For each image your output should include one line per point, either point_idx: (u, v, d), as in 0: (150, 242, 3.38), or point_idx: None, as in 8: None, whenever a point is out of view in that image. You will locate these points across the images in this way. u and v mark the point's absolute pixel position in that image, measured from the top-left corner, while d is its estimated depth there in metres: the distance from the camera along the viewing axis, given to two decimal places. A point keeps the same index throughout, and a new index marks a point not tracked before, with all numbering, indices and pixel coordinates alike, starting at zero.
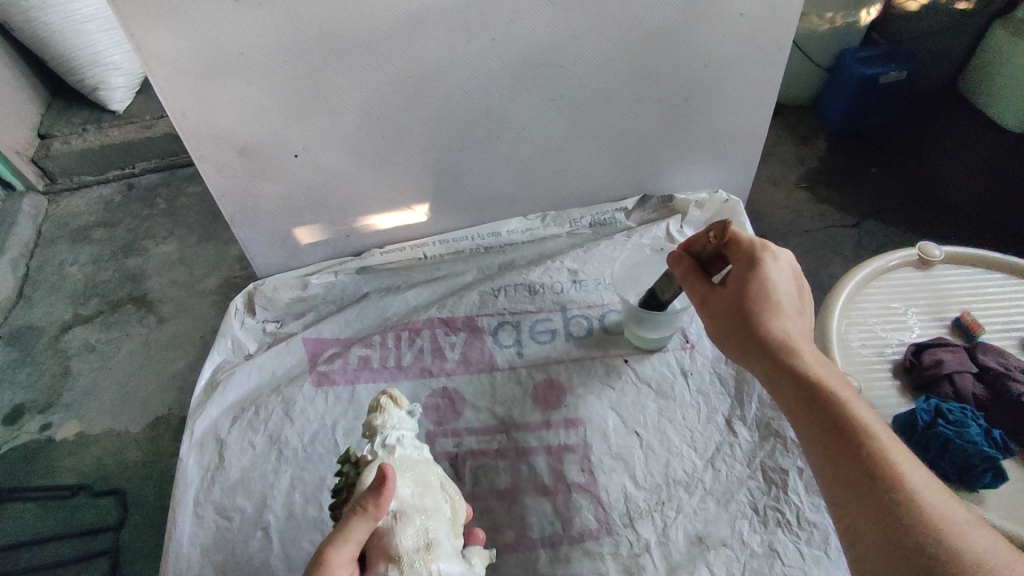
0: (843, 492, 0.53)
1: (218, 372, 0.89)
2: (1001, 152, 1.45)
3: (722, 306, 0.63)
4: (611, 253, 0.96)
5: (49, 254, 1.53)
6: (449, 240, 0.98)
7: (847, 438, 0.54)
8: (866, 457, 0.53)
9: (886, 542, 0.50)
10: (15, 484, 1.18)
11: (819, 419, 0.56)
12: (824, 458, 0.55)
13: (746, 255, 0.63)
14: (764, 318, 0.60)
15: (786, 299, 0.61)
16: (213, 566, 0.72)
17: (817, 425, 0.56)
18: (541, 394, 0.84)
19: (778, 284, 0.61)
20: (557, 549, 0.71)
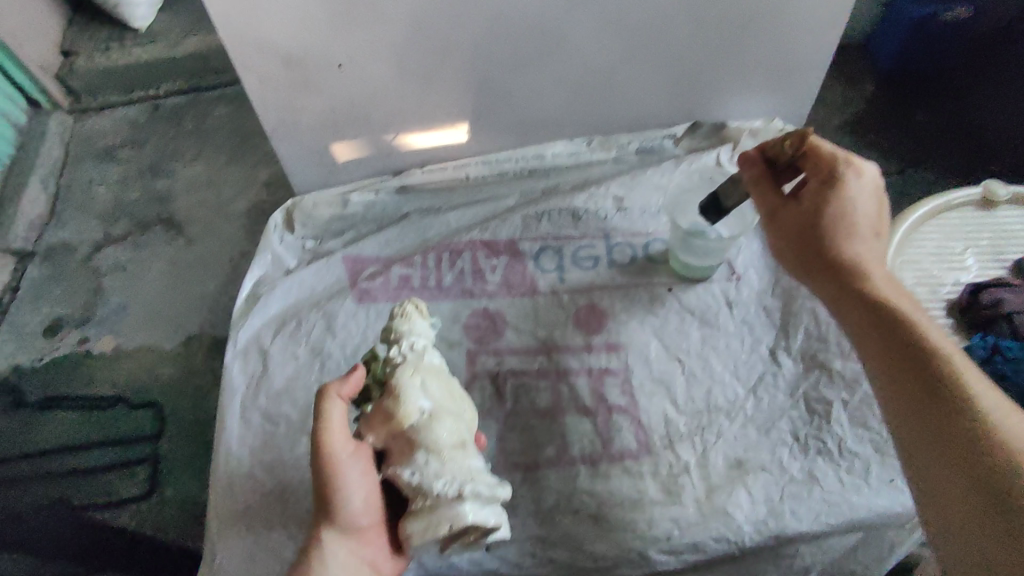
0: (894, 394, 0.55)
1: (259, 286, 0.89)
2: None
3: (792, 220, 0.64)
4: (659, 181, 0.93)
5: (77, 171, 1.51)
6: (493, 161, 0.95)
7: (912, 344, 0.55)
8: (923, 362, 0.54)
9: (931, 438, 0.51)
10: (51, 392, 1.22)
11: (877, 330, 0.57)
12: (882, 364, 0.56)
13: (828, 169, 0.63)
14: (835, 234, 0.62)
15: (861, 216, 0.62)
16: (262, 467, 0.75)
17: (873, 336, 0.57)
18: (583, 318, 0.83)
19: (855, 200, 0.62)
20: (596, 466, 0.72)
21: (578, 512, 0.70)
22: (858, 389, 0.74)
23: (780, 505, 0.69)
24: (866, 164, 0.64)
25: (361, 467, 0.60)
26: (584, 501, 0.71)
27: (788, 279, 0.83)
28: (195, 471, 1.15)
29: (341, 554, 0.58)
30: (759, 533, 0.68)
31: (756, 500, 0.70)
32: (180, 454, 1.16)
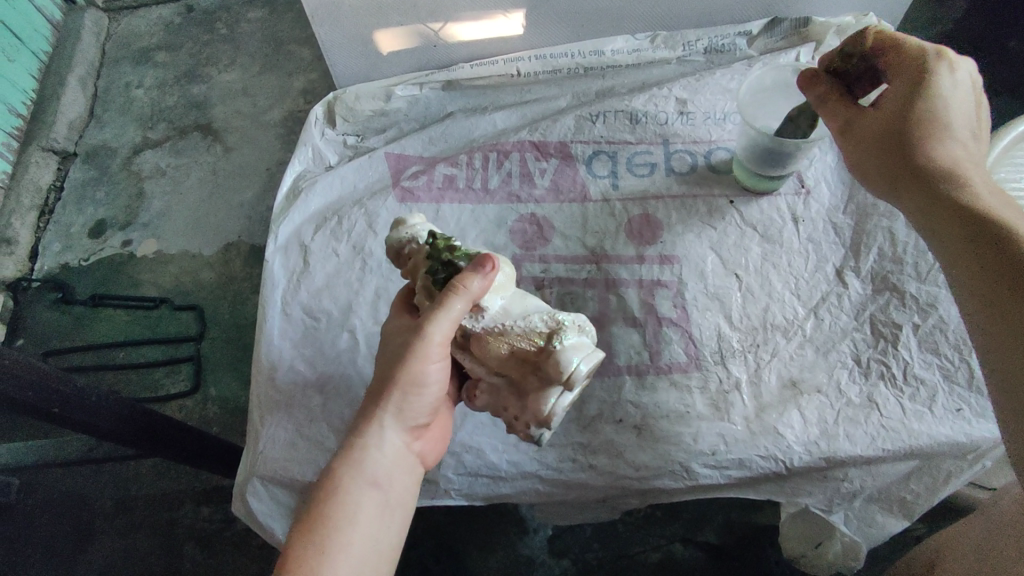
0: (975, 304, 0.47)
1: (299, 181, 0.86)
2: None
3: (874, 127, 0.58)
4: (727, 83, 0.85)
5: (114, 75, 1.49)
6: (546, 56, 0.87)
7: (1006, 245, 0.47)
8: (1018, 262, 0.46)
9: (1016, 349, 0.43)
10: (102, 291, 1.24)
11: (960, 227, 0.50)
12: (966, 272, 0.48)
13: (914, 65, 0.57)
14: (921, 128, 0.55)
15: (959, 120, 0.55)
16: (303, 359, 0.74)
17: (954, 230, 0.50)
18: (636, 229, 0.78)
19: (951, 102, 0.55)
20: (643, 377, 0.70)
21: (621, 421, 0.68)
22: (931, 313, 0.69)
23: (834, 428, 0.65)
24: (962, 60, 0.57)
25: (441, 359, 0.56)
26: (628, 411, 0.68)
27: (864, 196, 0.76)
28: (234, 372, 1.18)
29: (399, 441, 0.54)
30: (809, 454, 0.64)
31: (809, 422, 0.66)
32: (221, 355, 1.19)
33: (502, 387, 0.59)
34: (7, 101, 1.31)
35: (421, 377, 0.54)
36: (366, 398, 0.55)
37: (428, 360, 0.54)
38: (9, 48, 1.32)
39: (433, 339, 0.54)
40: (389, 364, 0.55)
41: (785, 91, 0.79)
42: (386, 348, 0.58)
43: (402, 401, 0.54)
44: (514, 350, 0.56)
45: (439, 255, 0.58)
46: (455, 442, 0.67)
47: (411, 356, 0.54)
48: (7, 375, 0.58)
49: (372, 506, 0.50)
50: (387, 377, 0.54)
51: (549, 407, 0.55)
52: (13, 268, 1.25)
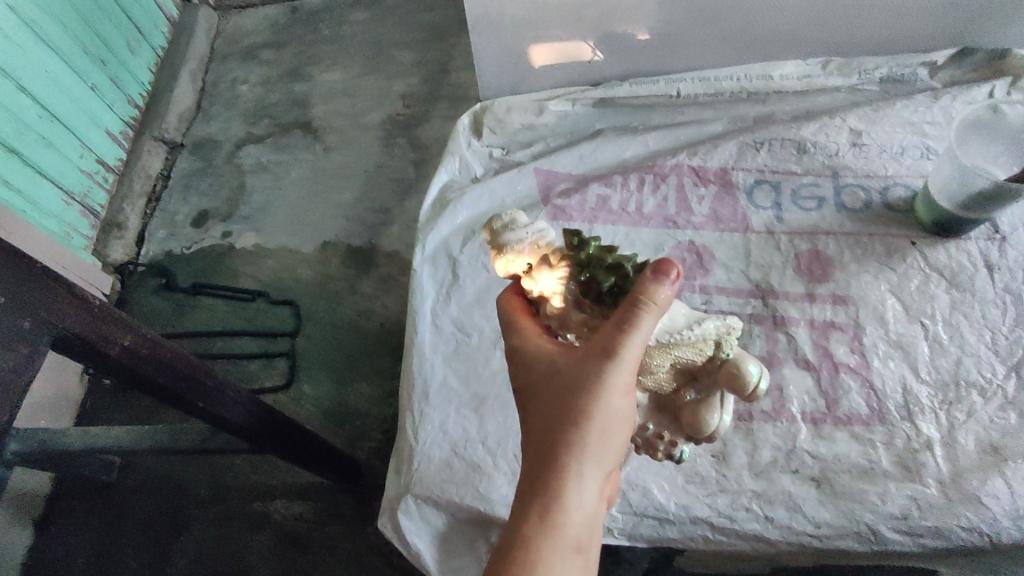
0: None
1: (446, 191, 0.85)
2: None
3: None
4: (907, 117, 0.79)
5: (222, 71, 1.54)
6: (710, 78, 0.84)
7: None
8: None
9: None
10: (203, 279, 1.26)
11: None
12: None
13: None
14: None
15: None
16: (456, 375, 0.72)
17: None
18: (805, 264, 0.74)
19: None
20: (819, 427, 0.65)
21: (798, 472, 0.63)
22: None
23: None
24: None
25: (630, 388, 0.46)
26: (804, 461, 0.64)
27: None
28: (334, 373, 1.13)
29: (598, 492, 0.46)
30: (1020, 530, 0.58)
31: (1016, 493, 0.59)
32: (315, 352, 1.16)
33: (651, 401, 0.53)
34: (126, 92, 1.35)
35: (611, 418, 0.45)
36: (545, 445, 0.45)
37: (617, 393, 0.45)
38: (132, 41, 1.37)
39: (623, 368, 0.44)
40: (564, 407, 0.45)
41: (982, 130, 0.75)
42: (543, 383, 0.48)
43: (599, 444, 0.45)
44: (676, 363, 0.49)
45: (595, 261, 0.46)
46: (621, 477, 0.64)
47: (597, 394, 0.44)
48: (166, 367, 0.60)
49: (574, 574, 0.43)
50: (572, 422, 0.45)
51: (715, 427, 0.49)
52: (122, 252, 1.29)
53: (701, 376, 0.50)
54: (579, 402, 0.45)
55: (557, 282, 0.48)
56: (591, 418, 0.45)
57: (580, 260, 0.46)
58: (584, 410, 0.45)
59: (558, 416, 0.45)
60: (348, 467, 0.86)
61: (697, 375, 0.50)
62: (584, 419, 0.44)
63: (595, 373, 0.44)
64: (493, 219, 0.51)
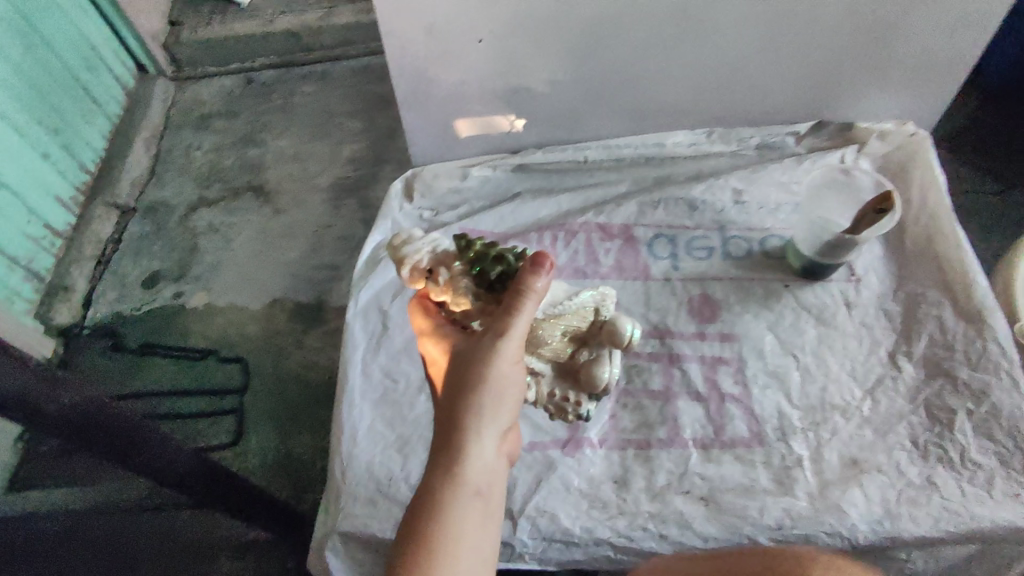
0: None
1: (379, 251, 0.93)
2: None
3: None
4: (780, 178, 0.92)
5: (176, 138, 1.59)
6: (612, 146, 0.96)
7: None
8: None
9: None
10: (152, 339, 1.28)
11: None
12: None
13: None
14: None
15: None
16: (382, 418, 0.79)
17: None
18: (696, 307, 0.84)
19: None
20: (708, 451, 0.74)
21: (689, 492, 0.71)
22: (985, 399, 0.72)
23: (896, 508, 0.68)
24: None
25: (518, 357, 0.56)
26: (694, 482, 0.72)
27: (913, 285, 0.82)
28: (272, 423, 1.18)
29: (496, 447, 0.55)
30: (874, 532, 0.67)
31: (872, 501, 0.69)
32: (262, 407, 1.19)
33: (554, 369, 0.64)
34: (81, 160, 1.41)
35: (505, 387, 0.55)
36: (451, 412, 0.55)
37: (506, 363, 0.54)
38: (88, 112, 1.45)
39: (509, 342, 0.54)
40: (464, 380, 0.54)
41: (840, 187, 0.90)
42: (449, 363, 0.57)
43: (493, 408, 0.55)
44: (566, 330, 0.61)
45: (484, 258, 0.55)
46: (531, 506, 0.71)
47: (492, 366, 0.54)
48: None
49: (476, 515, 0.52)
50: (472, 391, 0.54)
51: (607, 377, 0.61)
52: (68, 315, 1.31)
53: (588, 339, 0.63)
54: (476, 373, 0.54)
55: (458, 286, 0.55)
56: (485, 385, 0.54)
57: (471, 259, 0.56)
58: (479, 379, 0.54)
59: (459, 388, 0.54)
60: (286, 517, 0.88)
61: (585, 338, 0.63)
62: (481, 387, 0.54)
63: (488, 351, 0.54)
64: (394, 238, 0.58)
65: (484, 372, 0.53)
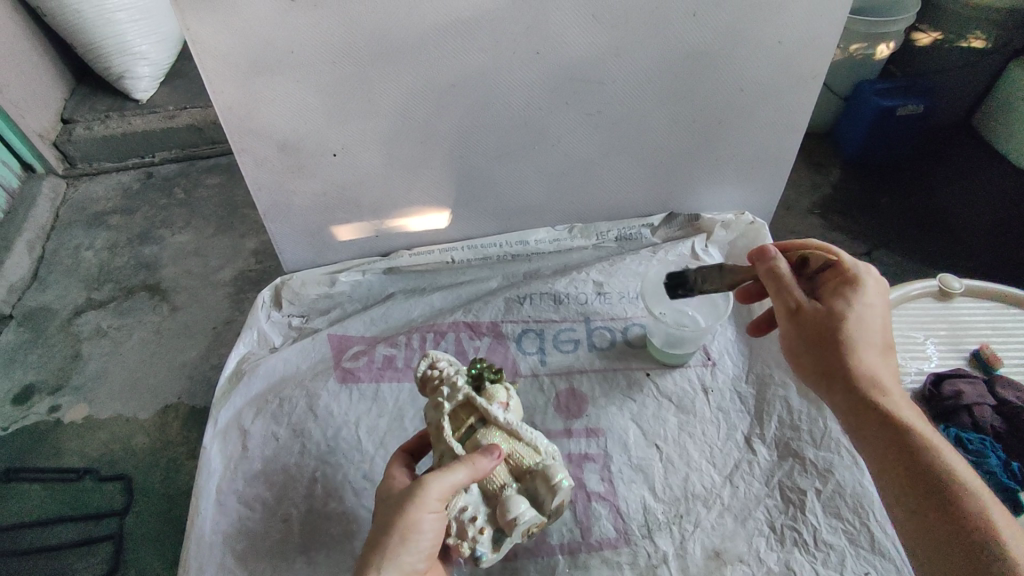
0: None
1: (243, 363, 0.90)
2: (1002, 198, 1.41)
3: None
4: (636, 268, 0.97)
5: (65, 238, 1.49)
6: (478, 245, 0.99)
7: None
8: None
9: None
10: (21, 462, 1.13)
11: None
12: None
13: None
14: None
15: None
16: (235, 552, 0.75)
17: None
18: (563, 403, 0.85)
19: None
20: (575, 556, 0.73)
21: None
22: (830, 478, 0.76)
23: None
24: None
25: (437, 511, 0.61)
26: None
27: (760, 366, 0.87)
28: (164, 542, 1.05)
29: None
30: None
31: None
32: (147, 528, 1.06)
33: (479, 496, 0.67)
34: None
35: (416, 525, 0.59)
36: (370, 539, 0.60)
37: (425, 511, 0.60)
38: None
39: (431, 494, 0.60)
40: (388, 515, 0.60)
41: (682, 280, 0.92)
42: (387, 495, 0.64)
43: (401, 551, 0.59)
44: (513, 456, 0.67)
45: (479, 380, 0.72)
46: None
47: (411, 505, 0.59)
48: None
49: None
50: (387, 528, 0.59)
51: (518, 508, 0.63)
52: None
53: (523, 477, 0.67)
54: (396, 515, 0.59)
55: (453, 395, 0.68)
56: (400, 529, 0.59)
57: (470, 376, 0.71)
58: (395, 522, 0.59)
59: (384, 518, 0.61)
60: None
61: (521, 476, 0.67)
62: (396, 523, 0.59)
63: (412, 489, 0.60)
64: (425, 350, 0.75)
65: (400, 512, 0.59)
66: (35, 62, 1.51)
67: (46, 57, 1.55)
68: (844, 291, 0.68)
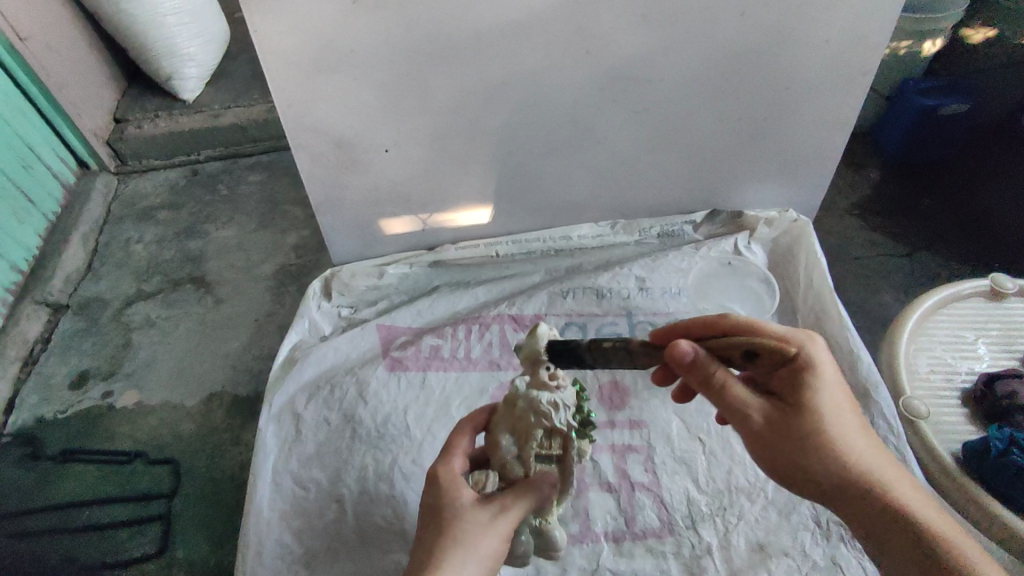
0: None
1: (295, 351, 0.94)
2: None
3: None
4: (679, 264, 0.98)
5: (116, 232, 1.55)
6: (521, 240, 1.01)
7: None
8: None
9: None
10: (76, 444, 1.18)
11: None
12: None
13: None
14: None
15: None
16: (290, 530, 0.78)
17: None
18: (606, 395, 0.86)
19: None
20: (619, 544, 0.75)
21: None
22: None
23: None
24: None
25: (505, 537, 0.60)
26: None
27: None
28: (211, 523, 1.09)
29: None
30: None
31: None
32: (196, 510, 1.10)
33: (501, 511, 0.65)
34: (9, 258, 1.34)
35: (493, 554, 0.58)
36: (441, 562, 0.55)
37: (502, 539, 0.59)
38: (21, 210, 1.38)
39: (511, 521, 0.59)
40: (462, 530, 0.57)
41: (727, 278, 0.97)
42: (458, 509, 0.59)
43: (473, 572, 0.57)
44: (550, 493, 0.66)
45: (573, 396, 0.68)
46: None
47: (495, 530, 0.58)
48: None
49: None
50: (463, 544, 0.57)
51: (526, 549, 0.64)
52: None
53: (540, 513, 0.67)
54: (473, 533, 0.57)
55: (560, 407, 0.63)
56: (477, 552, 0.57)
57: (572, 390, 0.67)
58: (473, 542, 0.57)
59: (463, 545, 0.57)
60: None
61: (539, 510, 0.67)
62: (476, 540, 0.57)
63: (495, 514, 0.59)
64: (536, 325, 0.65)
65: (484, 536, 0.57)
66: (89, 63, 1.58)
67: (99, 58, 1.61)
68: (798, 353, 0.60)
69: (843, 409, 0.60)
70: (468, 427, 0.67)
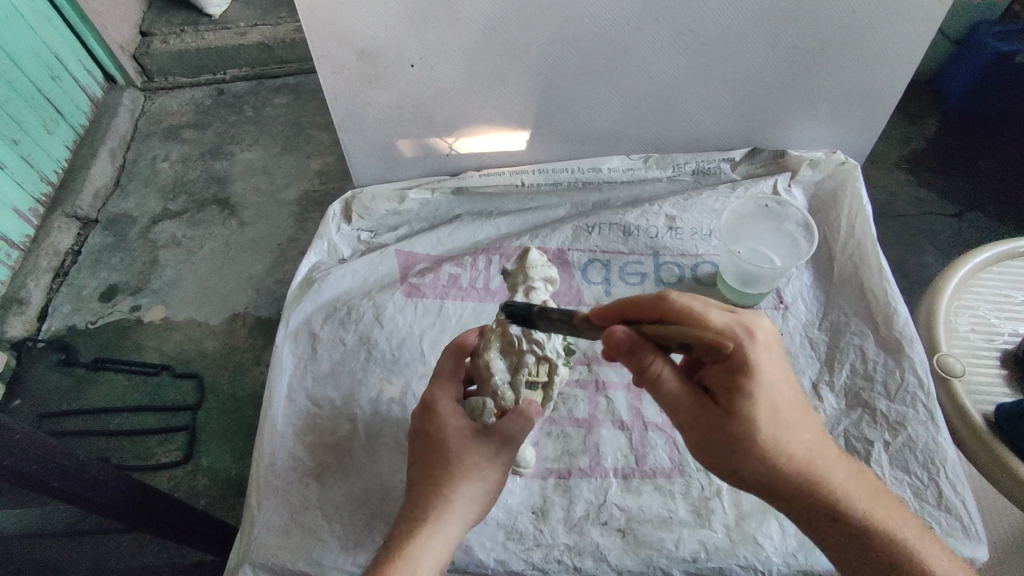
0: None
1: (313, 272, 0.93)
2: None
3: None
4: (712, 204, 0.94)
5: (143, 148, 1.53)
6: (548, 170, 0.97)
7: None
8: None
9: None
10: (106, 354, 1.21)
11: None
12: None
13: None
14: None
15: None
16: (303, 445, 0.79)
17: None
18: None
19: None
20: (628, 481, 0.75)
21: (606, 524, 0.72)
22: (901, 431, 0.75)
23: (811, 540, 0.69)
24: None
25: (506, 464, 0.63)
26: (613, 514, 0.72)
27: (837, 314, 0.86)
28: (232, 439, 1.12)
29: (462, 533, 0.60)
30: (788, 566, 0.68)
31: (787, 533, 0.70)
32: (218, 424, 1.14)
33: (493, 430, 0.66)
34: (39, 168, 1.34)
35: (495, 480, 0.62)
36: (452, 491, 0.59)
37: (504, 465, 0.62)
38: (49, 121, 1.36)
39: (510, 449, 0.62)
40: (469, 462, 0.61)
41: (755, 220, 0.92)
42: (460, 440, 0.62)
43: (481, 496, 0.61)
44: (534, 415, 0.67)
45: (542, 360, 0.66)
46: None
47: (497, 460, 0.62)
48: (47, 464, 0.56)
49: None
50: (470, 475, 0.60)
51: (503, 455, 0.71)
52: (22, 328, 1.24)
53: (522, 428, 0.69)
54: (478, 464, 0.61)
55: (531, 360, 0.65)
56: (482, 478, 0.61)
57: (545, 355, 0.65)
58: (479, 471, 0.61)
59: (469, 474, 0.60)
60: (227, 536, 0.86)
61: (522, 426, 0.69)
62: (480, 470, 0.61)
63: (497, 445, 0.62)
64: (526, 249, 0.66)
65: (490, 466, 0.61)
66: None
67: None
68: (737, 362, 0.52)
69: (787, 407, 0.53)
70: (454, 355, 0.67)
